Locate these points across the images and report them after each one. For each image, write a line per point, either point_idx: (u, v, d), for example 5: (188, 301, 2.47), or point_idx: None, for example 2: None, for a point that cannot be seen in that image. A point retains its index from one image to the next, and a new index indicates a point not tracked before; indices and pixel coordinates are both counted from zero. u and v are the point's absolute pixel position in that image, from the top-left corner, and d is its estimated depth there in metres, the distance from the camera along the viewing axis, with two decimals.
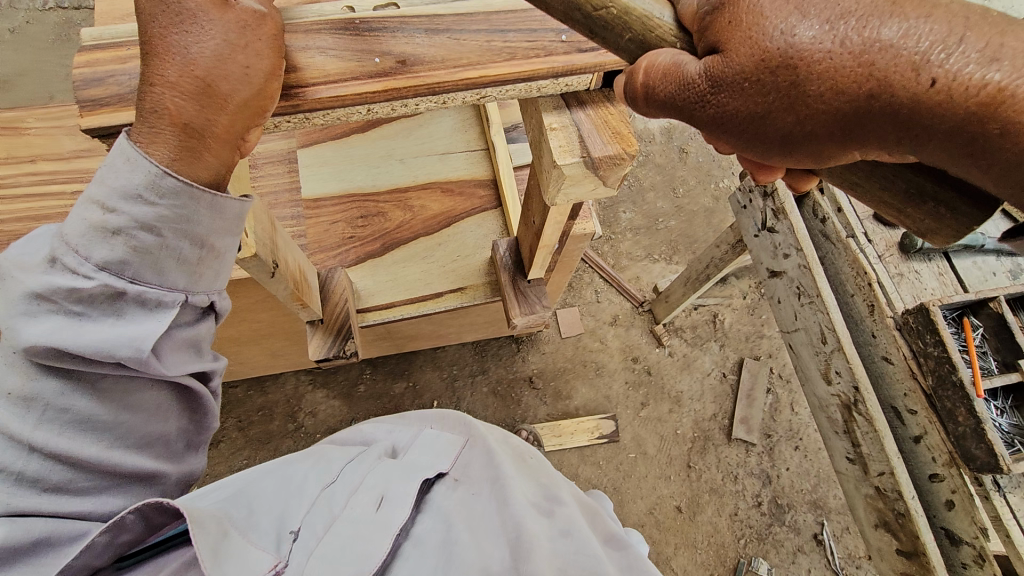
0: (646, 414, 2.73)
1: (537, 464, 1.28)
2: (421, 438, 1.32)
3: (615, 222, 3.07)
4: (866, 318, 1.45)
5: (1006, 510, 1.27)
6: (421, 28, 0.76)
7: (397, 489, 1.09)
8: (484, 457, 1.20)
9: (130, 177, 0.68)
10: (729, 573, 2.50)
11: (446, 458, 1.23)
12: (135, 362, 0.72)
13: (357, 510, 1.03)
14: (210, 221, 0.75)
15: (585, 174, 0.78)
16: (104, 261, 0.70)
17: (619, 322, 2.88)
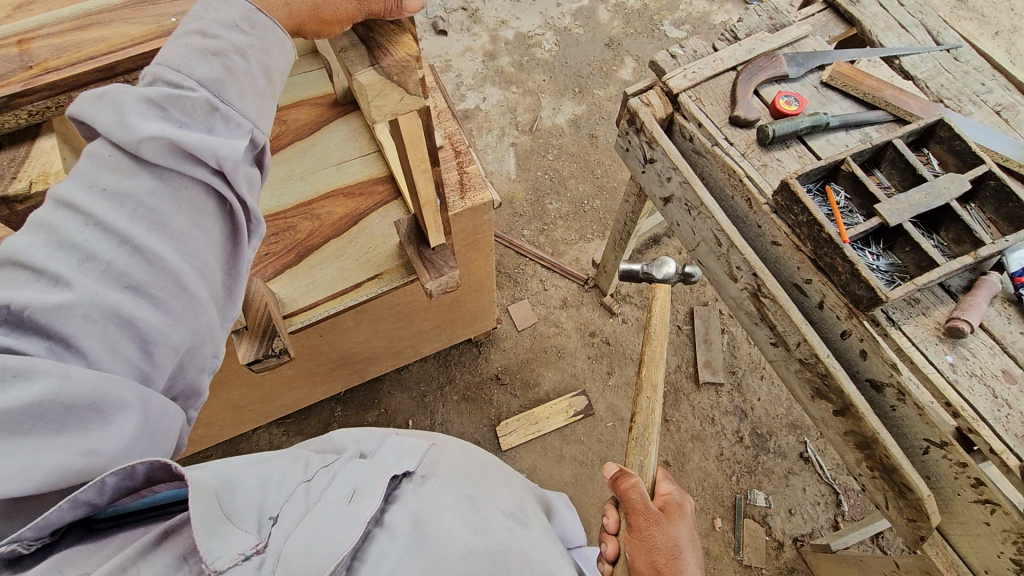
0: (615, 381, 2.81)
1: (492, 472, 1.42)
2: (388, 446, 1.33)
3: (545, 214, 3.23)
4: (748, 214, 1.60)
5: (904, 340, 1.35)
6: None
7: (365, 481, 1.14)
8: (450, 470, 1.28)
9: (220, 16, 0.96)
10: (729, 511, 2.53)
11: (412, 459, 1.27)
12: (226, 155, 0.91)
13: (332, 500, 1.05)
14: (266, 61, 1.00)
15: (384, 83, 0.86)
16: (202, 75, 0.91)
17: (568, 303, 2.99)
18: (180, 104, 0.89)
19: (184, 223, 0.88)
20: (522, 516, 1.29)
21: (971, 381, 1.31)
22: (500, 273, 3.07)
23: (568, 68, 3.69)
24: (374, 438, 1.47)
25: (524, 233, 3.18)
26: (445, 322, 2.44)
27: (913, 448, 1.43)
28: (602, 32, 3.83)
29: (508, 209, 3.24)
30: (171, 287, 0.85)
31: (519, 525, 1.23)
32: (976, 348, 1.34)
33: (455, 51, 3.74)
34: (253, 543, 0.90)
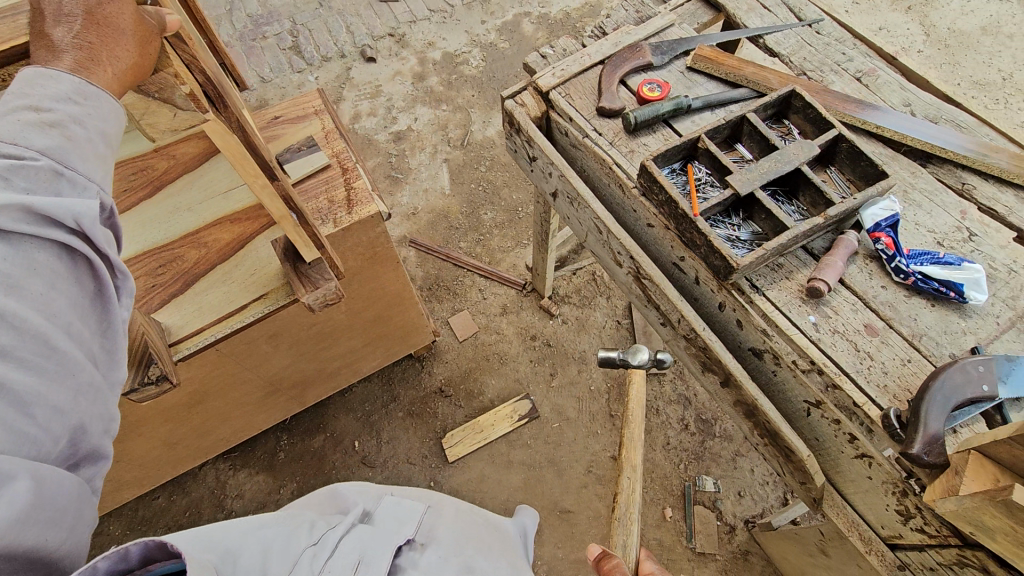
0: (558, 381, 2.81)
1: (484, 539, 1.52)
2: (384, 507, 1.41)
3: (481, 225, 3.27)
4: (623, 199, 1.64)
5: (769, 305, 1.37)
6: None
7: (372, 548, 1.18)
8: (449, 541, 1.35)
9: (57, 86, 0.90)
10: (679, 500, 2.52)
11: (411, 523, 1.33)
12: (85, 221, 0.90)
13: (338, 569, 1.11)
14: (111, 125, 0.97)
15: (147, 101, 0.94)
16: (44, 146, 0.88)
17: (508, 310, 3.01)
18: (21, 172, 0.85)
19: (41, 290, 0.86)
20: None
21: (834, 338, 1.33)
22: (440, 286, 3.10)
23: (496, 82, 3.78)
24: (369, 496, 1.54)
25: (461, 245, 3.22)
26: (376, 338, 2.46)
27: (798, 411, 1.44)
28: (528, 43, 3.93)
29: (445, 224, 3.29)
30: (39, 349, 0.84)
31: None
32: (838, 305, 1.36)
33: (385, 76, 3.83)
34: None
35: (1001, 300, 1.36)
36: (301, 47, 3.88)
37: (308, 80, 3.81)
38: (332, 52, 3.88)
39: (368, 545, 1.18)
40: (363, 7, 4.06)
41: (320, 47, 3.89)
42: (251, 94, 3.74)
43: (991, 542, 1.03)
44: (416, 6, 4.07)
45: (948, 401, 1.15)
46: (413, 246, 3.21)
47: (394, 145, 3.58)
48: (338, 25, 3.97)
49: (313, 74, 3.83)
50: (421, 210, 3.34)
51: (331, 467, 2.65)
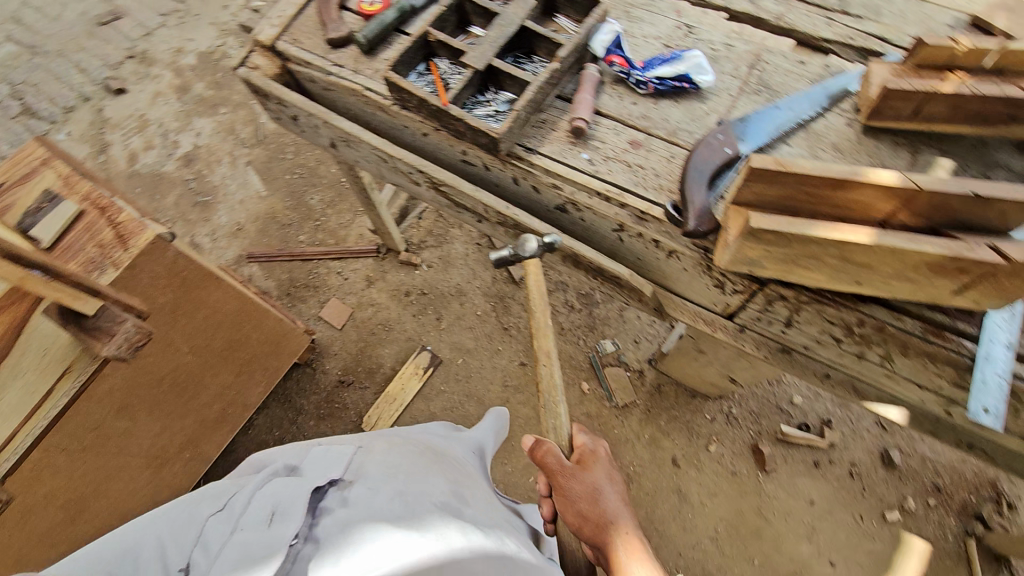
0: (446, 322, 2.85)
1: (428, 450, 1.46)
2: (313, 455, 1.43)
3: (312, 211, 3.15)
4: (390, 121, 1.62)
5: (546, 161, 1.45)
6: None
7: (285, 497, 1.24)
8: (382, 463, 1.34)
9: None
10: (590, 371, 2.70)
11: (338, 466, 1.34)
12: None
13: (251, 524, 1.20)
14: None
15: None
16: None
17: (373, 278, 2.97)
18: None
19: None
20: (461, 495, 1.31)
21: (609, 165, 1.43)
22: (298, 287, 2.98)
23: None
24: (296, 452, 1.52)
25: (301, 239, 3.09)
26: (245, 363, 2.35)
27: (614, 242, 1.56)
28: None
29: (276, 226, 3.12)
30: None
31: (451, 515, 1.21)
32: (603, 136, 1.46)
33: (146, 103, 3.46)
34: None
35: (727, 75, 1.51)
36: (33, 107, 3.40)
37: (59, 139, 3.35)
38: (72, 100, 3.43)
39: (280, 496, 1.25)
40: (85, 40, 3.59)
41: (55, 99, 3.42)
42: None
43: (765, 271, 1.19)
44: (145, 18, 3.66)
45: (703, 175, 1.30)
46: (253, 261, 3.03)
47: (187, 170, 3.29)
48: (64, 69, 3.49)
49: (62, 130, 3.37)
50: (245, 222, 3.14)
51: None
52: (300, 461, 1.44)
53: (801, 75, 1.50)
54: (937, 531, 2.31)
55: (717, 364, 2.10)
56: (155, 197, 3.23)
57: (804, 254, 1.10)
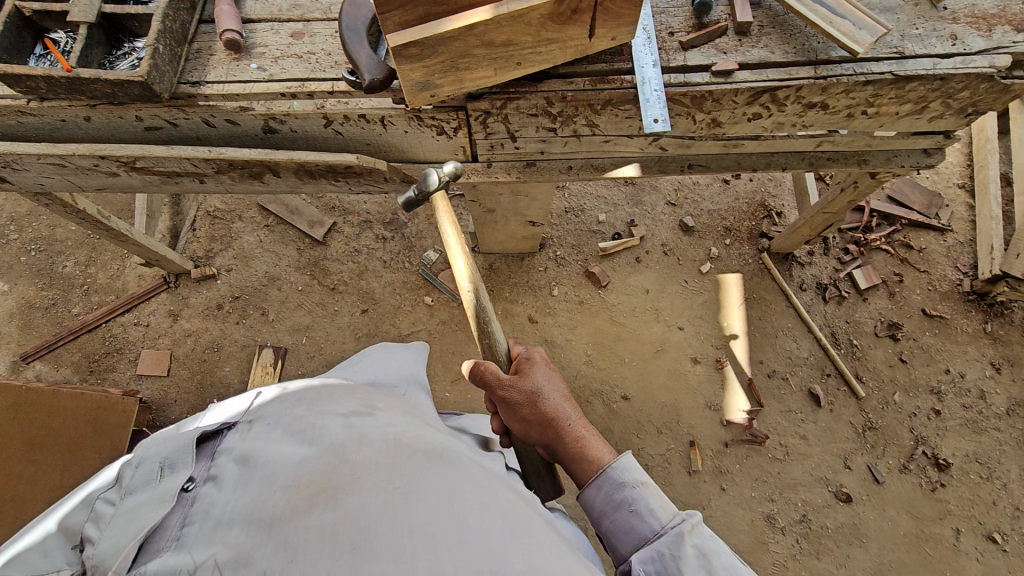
0: (273, 311, 2.73)
1: (346, 377, 1.20)
2: (212, 406, 1.09)
3: (72, 278, 2.78)
4: (39, 121, 1.43)
5: (217, 86, 1.38)
6: None
7: (174, 441, 0.89)
8: (292, 396, 1.04)
9: None
10: (428, 285, 2.76)
11: (241, 404, 1.04)
12: None
13: (128, 480, 0.85)
14: None
15: None
16: None
17: (177, 310, 2.73)
18: None
19: None
20: (376, 406, 1.07)
21: (280, 64, 1.40)
22: (99, 358, 2.65)
23: None
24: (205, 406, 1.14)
25: (75, 311, 2.72)
26: (68, 454, 2.12)
27: (335, 140, 1.55)
28: None
29: (38, 312, 2.72)
30: None
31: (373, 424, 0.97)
32: (262, 39, 1.42)
33: None
34: None
35: None
36: None
37: None
38: None
39: (166, 442, 0.89)
40: None
41: None
42: None
43: (445, 89, 1.28)
44: None
45: (358, 32, 1.32)
46: (31, 359, 2.63)
47: None
48: None
49: None
50: None
51: None
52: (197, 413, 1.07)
53: None
54: (740, 261, 2.76)
55: (511, 215, 2.24)
56: None
57: (457, 53, 1.18)
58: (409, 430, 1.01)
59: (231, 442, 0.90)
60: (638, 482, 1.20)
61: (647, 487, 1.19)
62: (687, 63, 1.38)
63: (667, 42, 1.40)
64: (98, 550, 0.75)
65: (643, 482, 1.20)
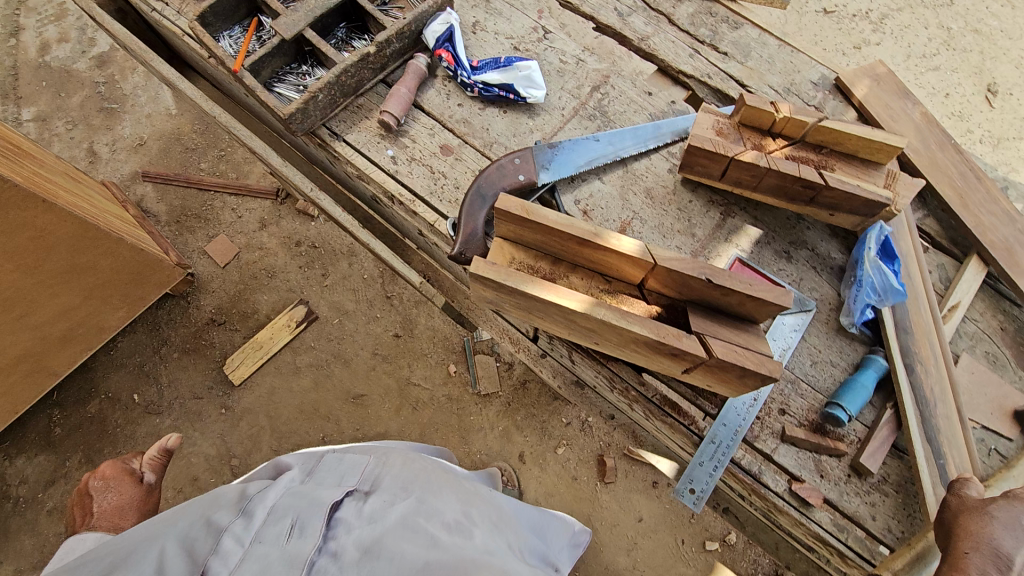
0: (331, 280, 2.79)
1: (432, 471, 1.54)
2: (327, 467, 1.44)
3: (219, 140, 3.02)
4: (213, 69, 1.49)
5: (347, 150, 1.35)
6: None
7: (308, 513, 1.24)
8: (395, 483, 1.40)
9: None
10: (460, 356, 2.69)
11: (351, 479, 1.40)
12: None
13: (272, 538, 1.18)
14: None
15: None
16: None
17: (267, 222, 2.88)
18: None
19: None
20: (469, 518, 1.36)
21: (410, 166, 1.34)
22: (189, 216, 2.87)
23: None
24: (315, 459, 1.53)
25: (202, 167, 2.96)
26: (97, 289, 2.30)
27: (422, 244, 1.49)
28: None
29: (178, 147, 2.99)
30: None
31: (463, 536, 1.27)
32: (415, 134, 1.36)
33: None
34: None
35: (568, 90, 1.41)
36: None
37: None
38: None
39: (301, 510, 1.24)
40: None
41: None
42: None
43: (512, 313, 1.14)
44: None
45: (485, 200, 1.22)
46: (147, 180, 2.89)
47: (98, 72, 3.11)
48: None
49: None
50: (147, 138, 3.00)
51: (115, 426, 2.58)
52: (315, 469, 1.44)
53: (644, 106, 1.41)
54: (746, 566, 2.40)
55: None
56: (59, 94, 3.07)
57: (531, 306, 1.04)
58: (495, 549, 1.29)
59: (349, 517, 1.27)
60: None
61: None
62: (772, 454, 1.14)
63: (770, 417, 1.16)
64: None
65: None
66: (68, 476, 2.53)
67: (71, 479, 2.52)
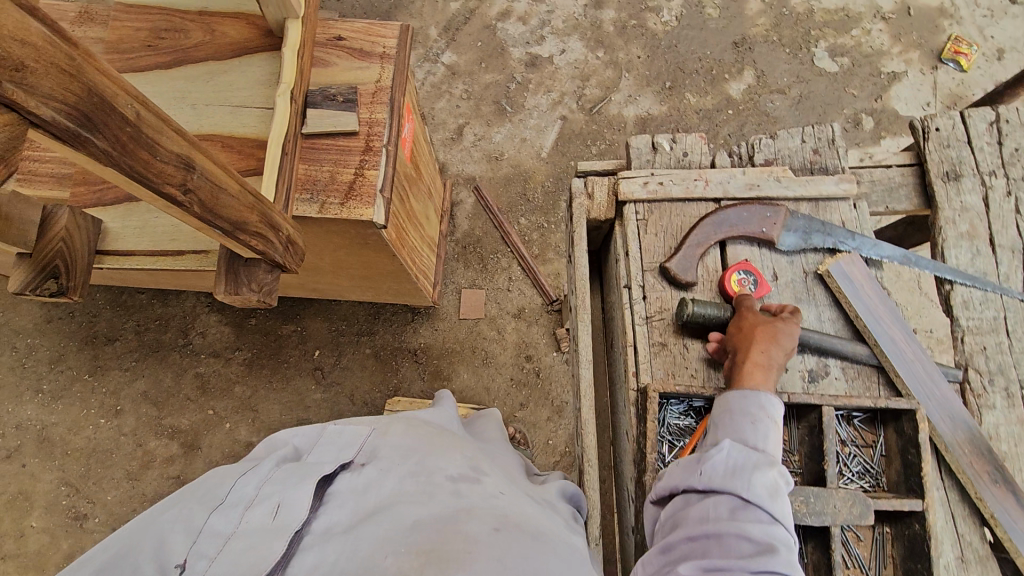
0: (522, 415, 2.60)
1: (440, 435, 1.29)
2: (322, 439, 1.18)
3: (553, 210, 2.88)
4: (622, 384, 1.26)
5: None
6: (325, 172, 1.50)
7: (292, 485, 0.99)
8: (398, 447, 1.15)
9: None
10: None
11: (354, 445, 1.14)
12: None
13: (253, 518, 0.92)
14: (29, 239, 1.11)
15: (314, 206, 1.47)
16: None
17: (523, 315, 2.73)
18: None
19: None
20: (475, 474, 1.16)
21: None
22: (475, 252, 2.82)
23: (672, 54, 3.09)
24: (309, 433, 1.25)
25: (520, 221, 2.87)
26: (367, 288, 2.30)
27: None
28: (739, 25, 3.13)
29: (519, 188, 2.91)
30: None
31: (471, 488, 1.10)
32: None
33: None
34: None
35: None
36: None
37: None
38: None
39: (286, 483, 0.99)
40: None
41: None
42: None
43: None
44: None
45: None
46: (474, 194, 2.89)
47: (523, 69, 3.07)
48: None
49: None
50: (505, 158, 2.95)
51: (285, 360, 2.70)
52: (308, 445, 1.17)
53: None
54: None
55: None
56: (480, 63, 3.09)
57: None
58: (513, 517, 1.05)
59: (346, 483, 1.04)
60: (771, 410, 1.00)
61: (761, 463, 0.95)
62: None
63: None
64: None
65: (758, 465, 0.94)
66: (228, 360, 2.72)
67: (229, 366, 2.71)
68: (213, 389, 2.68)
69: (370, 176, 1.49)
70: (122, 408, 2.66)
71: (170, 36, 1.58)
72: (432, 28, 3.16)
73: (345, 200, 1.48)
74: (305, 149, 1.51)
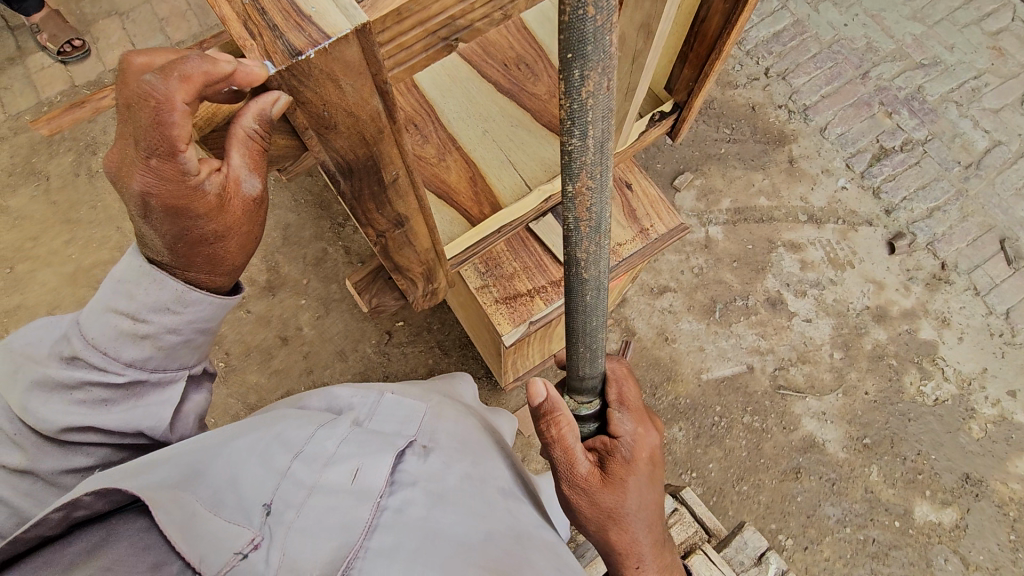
0: None
1: (477, 435, 1.45)
2: (381, 409, 1.32)
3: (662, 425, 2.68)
4: None
5: None
6: (511, 268, 1.52)
7: (367, 455, 1.15)
8: (450, 445, 1.31)
9: (158, 294, 1.00)
10: None
11: (412, 426, 1.28)
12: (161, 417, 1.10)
13: (334, 482, 1.10)
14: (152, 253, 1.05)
15: (477, 283, 1.50)
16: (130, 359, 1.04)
17: None
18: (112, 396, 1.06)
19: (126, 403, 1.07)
20: (509, 491, 1.35)
21: None
22: None
23: (898, 422, 2.68)
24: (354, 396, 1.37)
25: None
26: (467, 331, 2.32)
27: None
28: (988, 466, 2.63)
29: (657, 379, 2.75)
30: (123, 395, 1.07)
31: (509, 502, 1.31)
32: None
33: (866, 272, 2.88)
34: (246, 530, 0.99)
35: None
36: (886, 160, 3.03)
37: (837, 179, 3.02)
38: (889, 195, 2.98)
39: (361, 453, 1.15)
40: (979, 221, 2.93)
41: (893, 182, 3.00)
42: (802, 119, 3.10)
43: None
44: (1009, 289, 2.83)
45: None
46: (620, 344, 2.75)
47: (764, 300, 2.85)
48: (933, 193, 2.97)
49: (845, 181, 3.02)
50: (671, 345, 2.79)
51: None
52: (363, 411, 1.32)
53: None
54: None
55: None
56: (733, 260, 2.90)
57: None
58: (532, 530, 1.27)
59: (414, 467, 1.19)
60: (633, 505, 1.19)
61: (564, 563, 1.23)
62: None
63: None
64: (309, 531, 1.02)
65: None
66: (349, 263, 2.91)
67: (346, 267, 2.90)
68: (322, 270, 2.89)
69: (535, 304, 1.49)
70: (264, 219, 2.94)
71: (524, 70, 1.62)
72: (727, 197, 3.00)
73: (500, 301, 1.49)
74: (517, 238, 1.54)
